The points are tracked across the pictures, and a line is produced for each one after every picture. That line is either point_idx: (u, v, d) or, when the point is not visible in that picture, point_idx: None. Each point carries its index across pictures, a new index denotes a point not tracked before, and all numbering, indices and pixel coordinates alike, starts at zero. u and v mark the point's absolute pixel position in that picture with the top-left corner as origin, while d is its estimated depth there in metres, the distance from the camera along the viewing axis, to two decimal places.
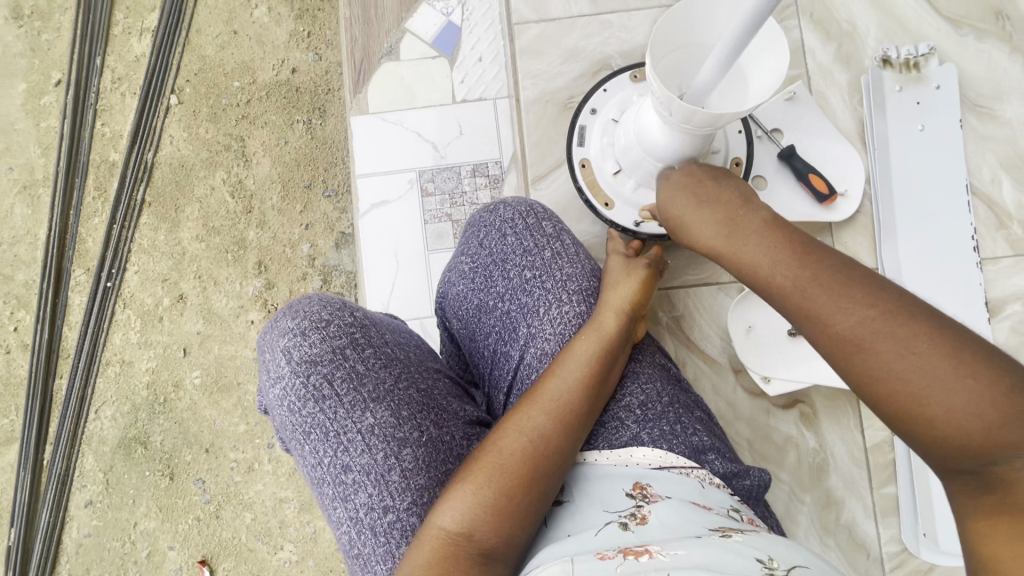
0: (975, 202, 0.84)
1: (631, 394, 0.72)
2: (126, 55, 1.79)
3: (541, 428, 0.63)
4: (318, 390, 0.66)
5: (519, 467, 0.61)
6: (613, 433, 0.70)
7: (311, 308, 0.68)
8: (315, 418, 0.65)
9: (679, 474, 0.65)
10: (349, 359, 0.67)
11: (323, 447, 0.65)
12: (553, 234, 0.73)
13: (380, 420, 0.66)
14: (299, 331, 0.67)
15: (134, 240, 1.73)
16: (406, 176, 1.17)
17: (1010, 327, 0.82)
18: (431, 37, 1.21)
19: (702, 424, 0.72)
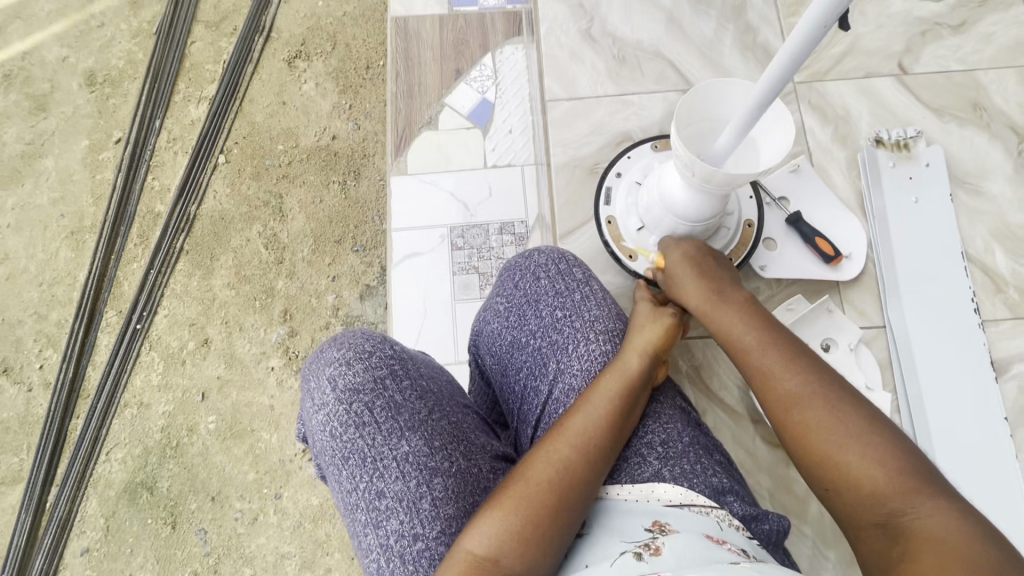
0: (972, 268, 0.91)
1: (653, 432, 0.76)
2: (183, 119, 1.98)
3: (567, 460, 0.65)
4: (359, 417, 0.67)
5: (546, 497, 0.63)
6: (635, 468, 0.73)
7: (355, 339, 0.71)
8: (353, 444, 0.66)
9: (699, 511, 0.68)
10: (388, 388, 0.69)
11: (360, 473, 0.65)
12: (583, 279, 0.79)
13: (415, 449, 0.66)
14: (343, 361, 0.69)
15: (167, 285, 1.81)
16: (438, 231, 1.27)
17: (1017, 386, 0.86)
18: (466, 110, 1.35)
19: (721, 467, 0.75)
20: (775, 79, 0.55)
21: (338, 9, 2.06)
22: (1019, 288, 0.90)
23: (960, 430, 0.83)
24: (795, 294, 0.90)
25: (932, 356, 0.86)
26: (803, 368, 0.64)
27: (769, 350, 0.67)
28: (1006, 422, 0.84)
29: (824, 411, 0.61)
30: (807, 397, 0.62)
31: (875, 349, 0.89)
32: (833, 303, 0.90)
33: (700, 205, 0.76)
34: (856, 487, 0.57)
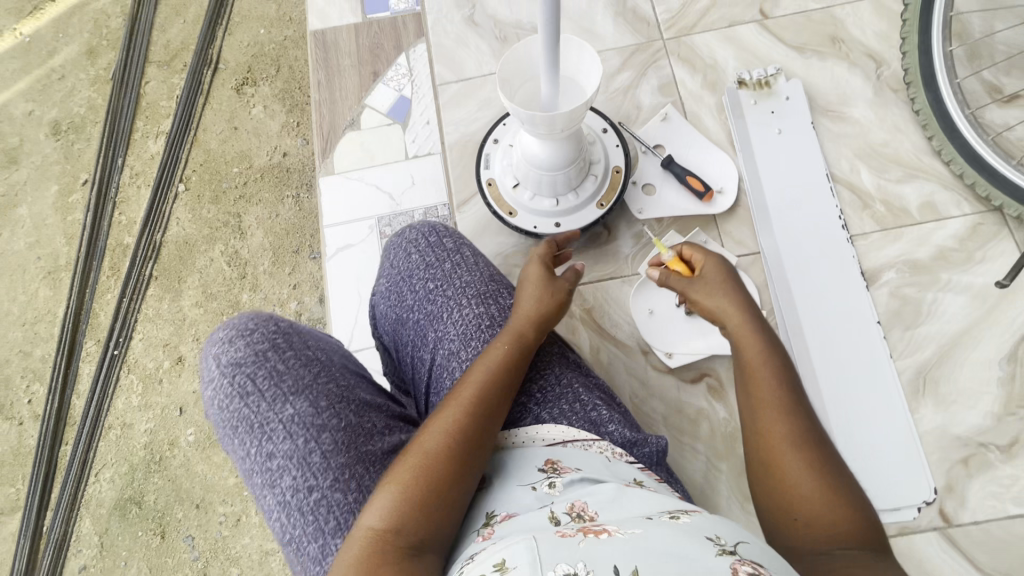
0: (838, 188, 0.96)
1: (532, 379, 0.83)
2: (143, 155, 2.09)
3: (456, 423, 0.69)
4: (243, 388, 0.77)
5: (438, 460, 0.66)
6: (517, 418, 0.80)
7: (239, 321, 0.81)
8: (241, 412, 0.76)
9: (576, 444, 0.73)
10: (271, 359, 0.79)
11: (249, 439, 0.75)
12: (453, 248, 0.87)
13: (299, 410, 0.76)
14: (227, 340, 0.79)
15: (140, 310, 1.90)
16: (367, 223, 1.34)
17: (889, 292, 0.91)
18: (386, 108, 1.43)
19: (600, 400, 0.81)
20: (551, 22, 0.63)
21: (279, 34, 2.17)
22: (885, 202, 0.95)
23: (836, 341, 0.89)
24: (670, 232, 0.96)
25: (805, 277, 0.92)
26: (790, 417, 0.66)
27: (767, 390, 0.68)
28: (879, 326, 0.89)
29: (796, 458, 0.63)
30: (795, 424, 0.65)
31: (754, 274, 0.94)
32: (710, 237, 0.96)
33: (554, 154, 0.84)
34: (813, 509, 0.61)
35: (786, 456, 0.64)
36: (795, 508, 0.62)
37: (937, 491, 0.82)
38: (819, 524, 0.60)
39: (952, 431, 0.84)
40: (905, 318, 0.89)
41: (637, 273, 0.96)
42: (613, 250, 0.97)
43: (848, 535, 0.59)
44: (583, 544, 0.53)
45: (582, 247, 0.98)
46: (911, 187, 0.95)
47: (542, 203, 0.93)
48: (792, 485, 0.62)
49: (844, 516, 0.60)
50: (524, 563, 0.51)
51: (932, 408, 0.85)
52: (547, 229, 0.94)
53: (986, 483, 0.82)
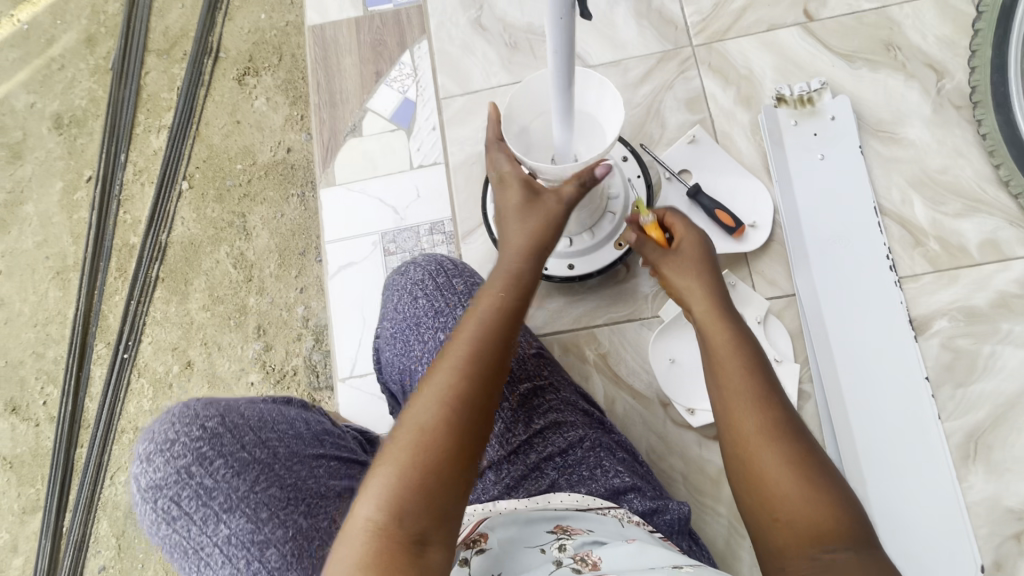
0: (887, 222, 0.86)
1: (552, 443, 0.75)
2: (145, 150, 2.03)
3: (448, 386, 0.58)
4: (168, 511, 0.73)
5: (434, 437, 0.56)
6: (533, 482, 0.73)
7: (155, 432, 0.74)
8: (172, 537, 0.73)
9: (597, 512, 0.66)
10: (195, 476, 0.73)
11: (188, 560, 0.73)
12: (465, 290, 0.80)
13: (235, 528, 0.73)
14: (146, 456, 0.74)
15: (148, 313, 1.88)
16: (370, 239, 1.27)
17: (940, 343, 0.81)
18: (389, 113, 1.34)
19: (624, 465, 0.75)
20: (561, 82, 0.61)
21: (280, 20, 2.06)
22: (941, 239, 0.84)
23: (877, 397, 0.80)
24: None
25: (844, 324, 0.82)
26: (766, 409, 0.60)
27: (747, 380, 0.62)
28: (927, 382, 0.80)
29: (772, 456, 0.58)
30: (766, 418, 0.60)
31: (786, 320, 0.85)
32: (739, 277, 0.87)
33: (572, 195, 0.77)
34: (797, 514, 0.55)
35: (762, 454, 0.58)
36: (776, 511, 0.56)
37: (985, 568, 0.75)
38: (805, 527, 0.54)
39: (1003, 502, 0.77)
40: (957, 374, 0.80)
41: (657, 316, 0.88)
42: (631, 289, 0.89)
43: (840, 538, 0.53)
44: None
45: (598, 286, 0.90)
46: (971, 223, 0.84)
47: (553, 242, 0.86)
48: (768, 486, 0.57)
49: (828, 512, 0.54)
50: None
51: (983, 474, 0.78)
52: (558, 270, 0.87)
53: None
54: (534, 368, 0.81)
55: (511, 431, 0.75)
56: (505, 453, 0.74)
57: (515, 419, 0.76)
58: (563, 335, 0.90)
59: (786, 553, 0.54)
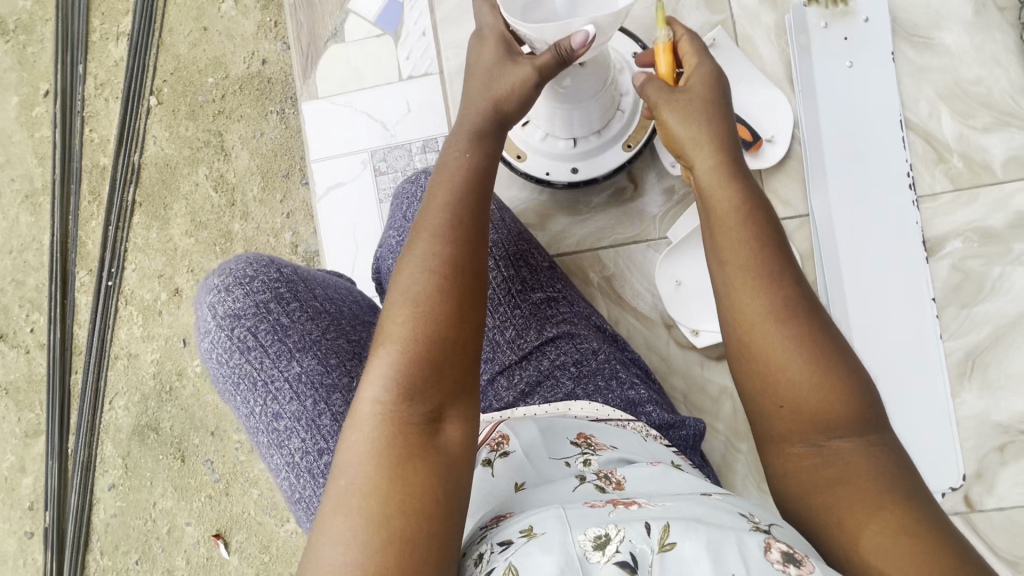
0: (911, 137, 0.81)
1: (565, 352, 0.74)
2: (105, 60, 1.85)
3: (437, 253, 0.55)
4: (243, 342, 0.70)
5: (433, 310, 0.53)
6: (549, 390, 0.71)
7: (234, 265, 0.72)
8: (242, 368, 0.70)
9: (613, 423, 0.65)
10: (273, 312, 0.71)
11: (253, 396, 0.70)
12: None
13: (307, 367, 0.71)
14: (222, 287, 0.71)
15: (129, 239, 1.81)
16: (359, 157, 1.19)
17: (951, 264, 0.80)
18: (374, 15, 1.21)
19: (639, 378, 0.73)
20: None
21: None
22: (965, 156, 0.81)
23: (881, 321, 0.79)
24: None
25: (857, 246, 0.80)
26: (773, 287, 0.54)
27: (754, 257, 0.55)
28: (934, 304, 0.79)
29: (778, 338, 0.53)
30: (777, 300, 0.54)
31: (797, 241, 0.82)
32: None
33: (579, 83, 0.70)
34: (808, 409, 0.53)
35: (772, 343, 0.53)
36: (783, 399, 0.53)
37: (966, 476, 0.79)
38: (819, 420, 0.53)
39: (992, 417, 0.79)
40: (963, 296, 0.80)
41: (665, 237, 0.85)
42: (638, 209, 0.86)
43: (843, 421, 0.53)
44: (614, 514, 0.49)
45: (603, 206, 0.86)
46: (999, 138, 0.80)
47: (555, 143, 0.81)
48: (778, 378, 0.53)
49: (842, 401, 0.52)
50: (553, 526, 0.47)
51: (976, 391, 0.79)
52: (561, 176, 0.82)
53: (1018, 470, 0.78)
54: (549, 280, 0.78)
55: (524, 337, 0.74)
56: (517, 358, 0.73)
57: (527, 326, 0.74)
58: (567, 257, 0.87)
59: (790, 439, 0.54)
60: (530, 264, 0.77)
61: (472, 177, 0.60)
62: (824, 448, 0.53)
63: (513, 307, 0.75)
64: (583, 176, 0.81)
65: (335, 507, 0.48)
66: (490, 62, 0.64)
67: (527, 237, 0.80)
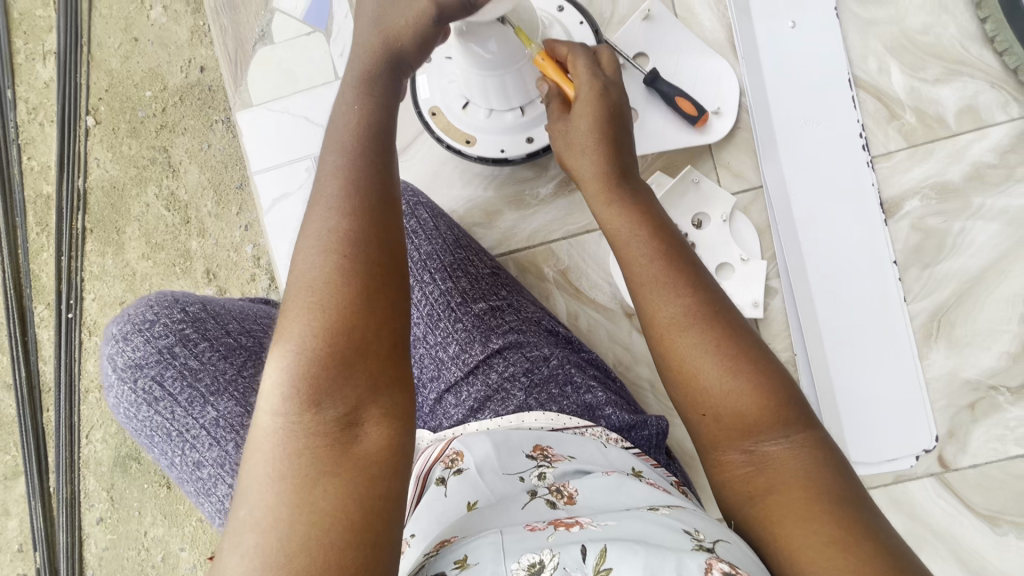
0: (862, 95, 0.78)
1: (514, 362, 0.71)
2: (35, 83, 1.76)
3: (331, 233, 0.53)
4: (151, 393, 0.73)
5: (330, 308, 0.51)
6: (500, 403, 0.68)
7: (133, 313, 0.74)
8: (155, 419, 0.73)
9: (569, 433, 0.63)
10: (179, 356, 0.74)
11: (170, 444, 0.74)
12: (409, 209, 0.76)
13: (222, 412, 0.74)
14: (122, 338, 0.73)
15: (84, 268, 1.74)
16: (302, 165, 1.14)
17: (911, 225, 0.78)
18: (301, 12, 1.15)
19: (595, 381, 0.71)
20: None
21: None
22: (917, 110, 0.78)
23: (843, 291, 0.77)
24: (655, 173, 0.80)
25: (811, 216, 0.78)
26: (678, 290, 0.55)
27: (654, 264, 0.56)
28: (895, 268, 0.77)
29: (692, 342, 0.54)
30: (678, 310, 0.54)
31: (753, 215, 0.79)
32: (704, 173, 0.80)
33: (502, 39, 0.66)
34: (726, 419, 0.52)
35: (682, 354, 0.54)
36: (706, 408, 0.53)
37: (939, 438, 0.78)
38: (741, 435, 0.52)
39: (961, 375, 0.78)
40: (925, 255, 0.78)
41: None
42: None
43: (770, 423, 0.51)
44: (554, 538, 0.48)
45: (552, 196, 0.82)
46: (950, 88, 0.77)
47: (502, 118, 0.77)
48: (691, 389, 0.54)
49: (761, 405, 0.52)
50: (487, 556, 0.46)
51: (944, 351, 0.78)
52: (517, 151, 0.78)
53: (991, 426, 0.77)
54: (491, 288, 0.76)
55: (469, 352, 0.72)
56: (463, 374, 0.71)
57: (472, 339, 0.72)
58: (519, 254, 0.83)
59: (720, 446, 0.53)
60: (471, 273, 0.76)
61: (358, 159, 0.56)
62: (755, 454, 0.52)
63: (454, 322, 0.73)
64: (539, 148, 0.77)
65: (234, 542, 0.45)
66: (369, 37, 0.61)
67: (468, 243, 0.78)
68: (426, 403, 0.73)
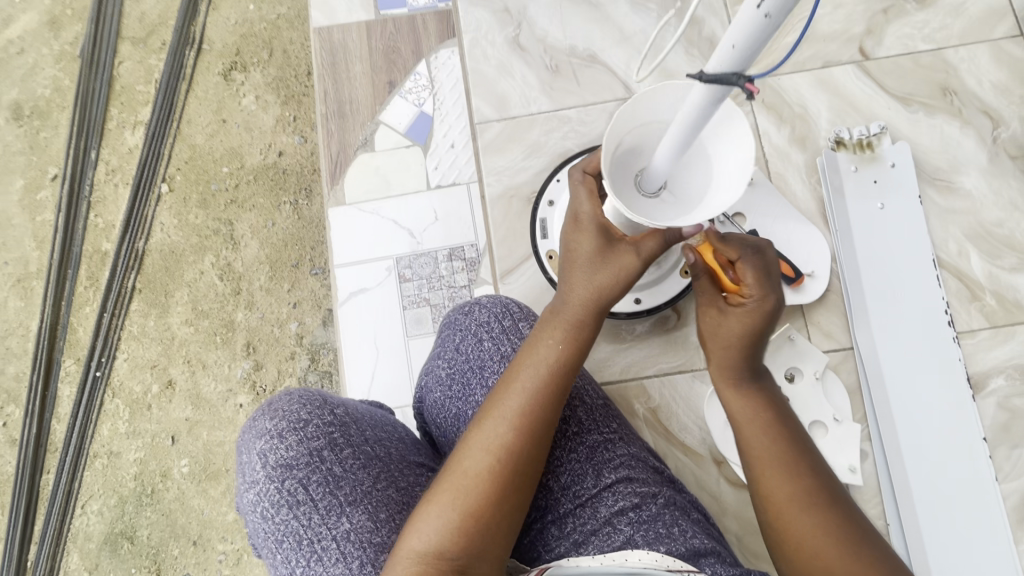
0: (944, 274, 0.84)
1: (623, 497, 0.67)
2: (119, 148, 1.83)
3: (505, 434, 0.61)
4: (293, 496, 0.64)
5: (486, 492, 0.59)
6: (604, 538, 0.65)
7: (288, 407, 0.67)
8: (288, 526, 0.63)
9: (676, 572, 0.58)
10: (327, 461, 0.66)
11: (295, 555, 0.63)
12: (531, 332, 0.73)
13: (357, 525, 0.64)
14: (276, 433, 0.66)
15: (124, 327, 1.74)
16: (384, 264, 1.18)
17: (997, 403, 0.80)
18: (404, 127, 1.25)
19: (702, 526, 0.67)
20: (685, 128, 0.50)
21: (271, 12, 1.87)
22: (996, 294, 0.83)
23: (936, 462, 0.77)
24: None
25: (903, 379, 0.80)
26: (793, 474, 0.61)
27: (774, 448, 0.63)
28: (985, 444, 0.78)
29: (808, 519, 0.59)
30: (798, 487, 0.61)
31: (843, 375, 0.82)
32: (795, 329, 0.83)
33: None
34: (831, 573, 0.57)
35: (797, 523, 0.59)
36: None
37: None
38: None
39: None
40: (1013, 435, 0.79)
41: None
42: (682, 338, 0.84)
43: None
44: None
45: (647, 334, 0.84)
46: None
47: None
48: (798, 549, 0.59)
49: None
50: None
51: None
52: (623, 307, 0.82)
53: None
54: (605, 419, 0.72)
55: (580, 484, 0.68)
56: (573, 506, 0.67)
57: (583, 472, 0.68)
58: (611, 386, 0.84)
59: None
60: (586, 399, 0.72)
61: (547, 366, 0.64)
62: None
63: (565, 447, 0.69)
64: (647, 307, 0.82)
65: None
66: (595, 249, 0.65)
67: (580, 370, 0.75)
68: (525, 530, 0.68)
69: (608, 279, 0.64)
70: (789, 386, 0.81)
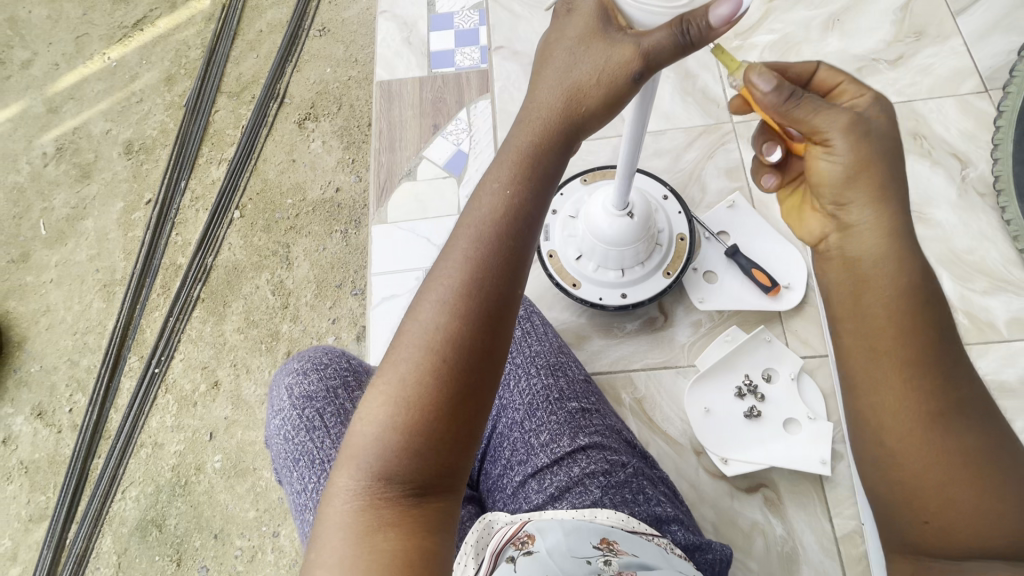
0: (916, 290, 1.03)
1: (595, 461, 0.76)
2: (205, 179, 2.14)
3: (435, 325, 0.57)
4: (311, 422, 0.84)
5: (422, 395, 0.56)
6: (578, 496, 0.73)
7: (314, 354, 0.90)
8: (304, 445, 0.82)
9: (641, 534, 0.65)
10: (340, 396, 0.86)
11: (307, 471, 0.81)
12: (525, 316, 0.91)
13: None
14: (302, 371, 0.88)
15: (184, 331, 1.95)
16: (413, 274, 1.35)
17: None
18: (443, 161, 1.45)
19: (665, 497, 0.76)
20: None
21: (343, 74, 2.19)
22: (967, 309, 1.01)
23: None
24: (730, 327, 1.01)
25: None
26: (890, 370, 0.61)
27: (880, 333, 0.61)
28: None
29: (896, 418, 0.60)
30: (905, 385, 0.60)
31: (818, 377, 0.99)
32: (774, 334, 1.01)
33: (622, 230, 0.91)
34: (929, 486, 0.58)
35: (886, 420, 0.61)
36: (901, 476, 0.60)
37: None
38: (927, 486, 0.59)
39: None
40: None
41: (693, 365, 1.01)
42: (669, 338, 1.03)
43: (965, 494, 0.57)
44: None
45: (636, 332, 1.04)
46: (995, 300, 1.01)
47: (604, 275, 0.99)
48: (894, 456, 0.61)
49: (969, 477, 0.57)
50: None
51: None
52: (612, 300, 0.99)
53: None
54: (584, 393, 0.85)
55: (557, 442, 0.78)
56: (549, 461, 0.77)
57: (561, 433, 0.79)
58: (604, 374, 1.02)
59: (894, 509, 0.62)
60: (568, 374, 0.86)
61: (484, 240, 0.59)
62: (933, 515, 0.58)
63: (550, 414, 0.81)
64: (635, 301, 0.98)
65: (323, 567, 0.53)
66: (561, 78, 0.60)
67: (569, 356, 0.91)
68: (509, 485, 0.78)
69: (590, 75, 0.59)
70: (765, 385, 0.98)
